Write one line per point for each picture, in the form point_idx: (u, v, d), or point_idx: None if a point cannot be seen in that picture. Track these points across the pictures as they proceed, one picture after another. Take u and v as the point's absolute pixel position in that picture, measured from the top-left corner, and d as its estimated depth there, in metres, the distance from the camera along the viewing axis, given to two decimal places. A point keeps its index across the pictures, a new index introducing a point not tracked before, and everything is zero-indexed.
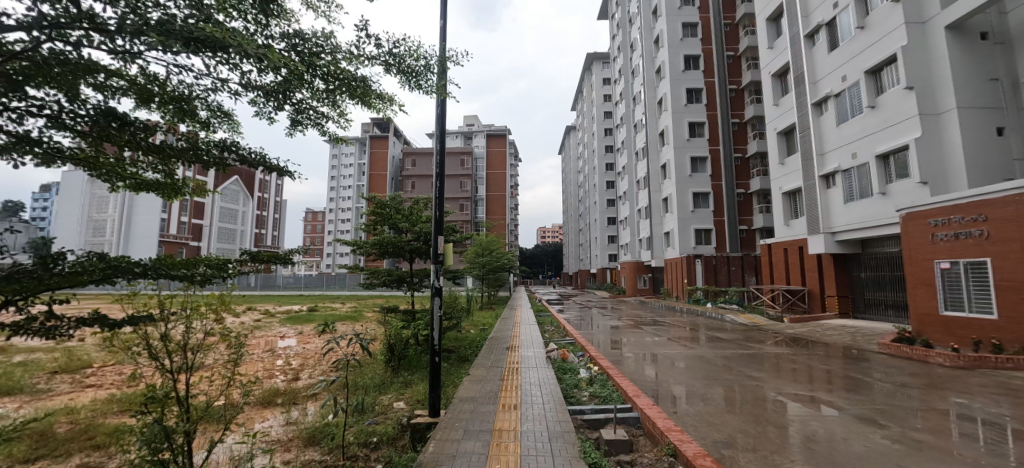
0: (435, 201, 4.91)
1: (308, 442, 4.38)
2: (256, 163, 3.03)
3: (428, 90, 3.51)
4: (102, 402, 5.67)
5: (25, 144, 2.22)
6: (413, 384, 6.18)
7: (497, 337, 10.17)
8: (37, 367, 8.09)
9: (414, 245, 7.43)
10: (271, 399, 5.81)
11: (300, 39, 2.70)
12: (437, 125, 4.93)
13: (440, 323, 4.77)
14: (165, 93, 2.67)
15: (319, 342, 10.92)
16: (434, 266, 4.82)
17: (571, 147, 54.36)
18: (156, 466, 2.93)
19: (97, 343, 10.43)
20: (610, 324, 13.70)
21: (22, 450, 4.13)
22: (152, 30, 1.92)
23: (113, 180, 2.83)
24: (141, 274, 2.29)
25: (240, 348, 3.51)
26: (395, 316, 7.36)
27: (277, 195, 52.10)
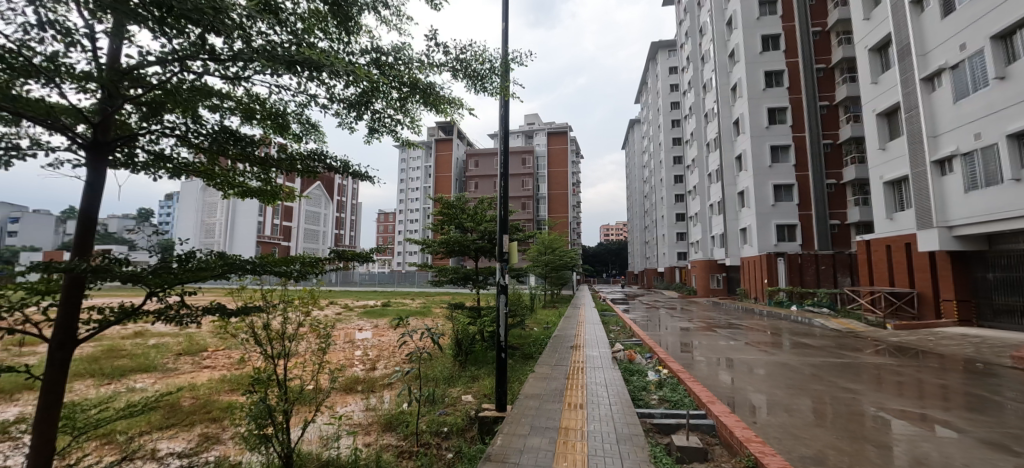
0: (500, 200, 5.02)
1: (386, 427, 4.71)
2: (341, 171, 3.34)
3: (493, 92, 3.62)
4: (217, 382, 6.53)
5: (160, 160, 2.66)
6: (480, 379, 6.38)
7: (560, 335, 10.15)
8: (166, 349, 9.51)
9: (480, 244, 7.61)
10: (352, 386, 6.31)
11: (379, 53, 2.93)
12: (500, 126, 5.04)
13: (506, 321, 4.85)
14: (265, 110, 3.03)
15: (392, 335, 11.60)
16: (500, 265, 4.95)
17: (636, 141, 52.39)
18: (263, 439, 3.35)
19: (210, 330, 12.00)
20: (680, 325, 13.10)
21: (158, 419, 4.92)
22: (261, 57, 2.20)
23: (225, 188, 3.25)
24: (251, 271, 2.61)
25: (328, 338, 3.90)
26: (462, 312, 7.63)
27: (353, 197, 55.96)
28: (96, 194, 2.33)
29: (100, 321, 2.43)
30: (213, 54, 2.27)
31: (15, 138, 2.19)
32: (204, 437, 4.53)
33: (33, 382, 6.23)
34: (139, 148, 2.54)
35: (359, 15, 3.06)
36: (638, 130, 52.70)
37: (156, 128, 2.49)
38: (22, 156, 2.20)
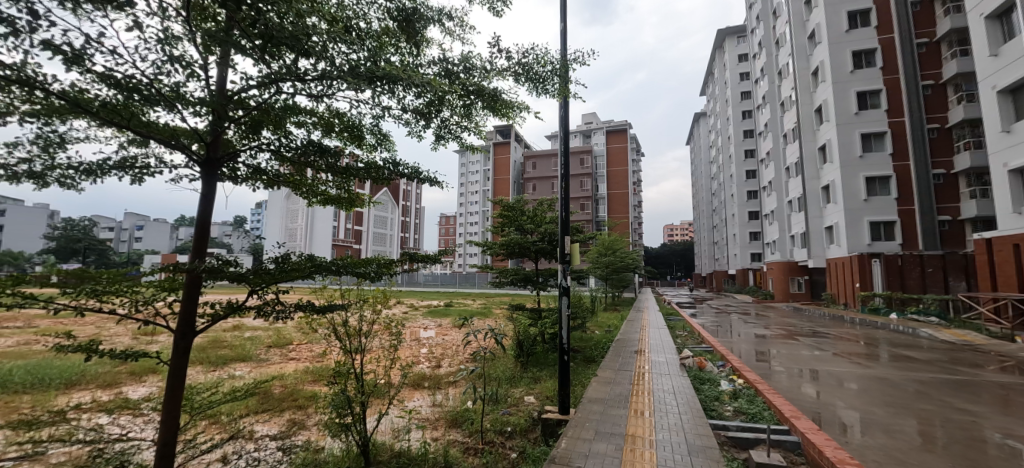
0: (561, 201, 5.00)
1: (452, 424, 4.87)
2: (411, 177, 3.52)
3: (553, 94, 3.62)
4: (301, 373, 7.16)
5: (257, 173, 2.99)
6: (542, 381, 6.37)
7: (623, 339, 9.87)
8: (259, 341, 10.57)
9: (539, 246, 7.60)
10: (420, 381, 6.61)
11: (446, 63, 3.05)
12: (560, 127, 5.03)
13: (568, 323, 4.81)
14: (343, 123, 3.28)
15: (455, 335, 11.98)
16: (561, 266, 4.91)
17: (702, 136, 49.60)
18: (343, 428, 3.61)
19: (294, 326, 13.15)
20: (755, 332, 12.19)
21: (254, 404, 5.50)
22: (345, 75, 2.39)
23: (309, 197, 3.57)
24: (336, 271, 2.84)
25: (398, 335, 4.14)
26: (522, 313, 7.67)
27: (417, 201, 58.59)
28: (209, 205, 2.67)
29: (212, 316, 2.77)
30: (303, 75, 2.50)
31: (146, 158, 2.58)
32: (292, 423, 4.99)
33: (157, 367, 7.23)
34: (241, 163, 2.86)
35: (424, 28, 3.22)
36: (704, 123, 49.87)
37: (255, 144, 2.80)
38: (152, 173, 2.58)
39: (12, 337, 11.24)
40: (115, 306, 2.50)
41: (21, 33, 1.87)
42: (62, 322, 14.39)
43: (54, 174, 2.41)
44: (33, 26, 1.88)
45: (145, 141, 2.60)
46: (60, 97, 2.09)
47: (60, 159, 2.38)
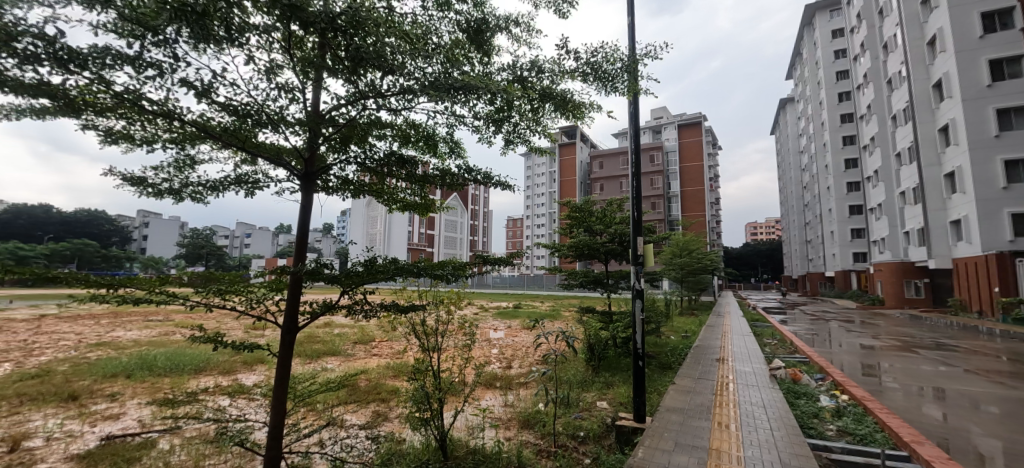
0: (632, 201, 4.83)
1: (524, 424, 4.92)
2: (482, 182, 3.61)
3: (622, 91, 3.51)
4: (384, 368, 7.69)
5: (346, 183, 3.26)
6: (615, 386, 6.19)
7: (702, 345, 9.29)
8: (347, 338, 11.54)
9: (609, 247, 7.38)
10: (492, 381, 6.77)
11: (517, 68, 3.10)
12: (630, 123, 4.87)
13: (642, 327, 4.63)
14: (419, 133, 3.46)
15: (524, 336, 12.09)
16: (634, 268, 4.75)
17: (790, 124, 45.15)
18: (423, 422, 3.80)
19: (375, 324, 14.15)
20: (861, 342, 10.80)
21: (344, 395, 6.00)
22: (425, 89, 2.52)
23: (390, 204, 3.81)
24: (416, 273, 3.01)
25: (472, 336, 4.28)
26: (593, 317, 7.51)
27: (485, 205, 60.13)
28: (307, 215, 2.97)
29: (310, 313, 3.07)
30: (385, 92, 2.69)
31: (256, 174, 2.93)
32: (376, 414, 5.38)
33: (265, 358, 8.18)
34: (333, 175, 3.14)
35: (492, 37, 3.31)
36: (791, 110, 45.33)
37: (344, 157, 3.05)
38: (260, 186, 2.94)
39: (156, 328, 13.39)
40: (235, 303, 2.88)
41: (164, 73, 2.22)
42: (190, 317, 16.82)
43: (188, 190, 2.84)
44: (174, 67, 2.23)
45: (255, 159, 2.96)
46: (193, 125, 2.46)
47: (192, 177, 2.80)
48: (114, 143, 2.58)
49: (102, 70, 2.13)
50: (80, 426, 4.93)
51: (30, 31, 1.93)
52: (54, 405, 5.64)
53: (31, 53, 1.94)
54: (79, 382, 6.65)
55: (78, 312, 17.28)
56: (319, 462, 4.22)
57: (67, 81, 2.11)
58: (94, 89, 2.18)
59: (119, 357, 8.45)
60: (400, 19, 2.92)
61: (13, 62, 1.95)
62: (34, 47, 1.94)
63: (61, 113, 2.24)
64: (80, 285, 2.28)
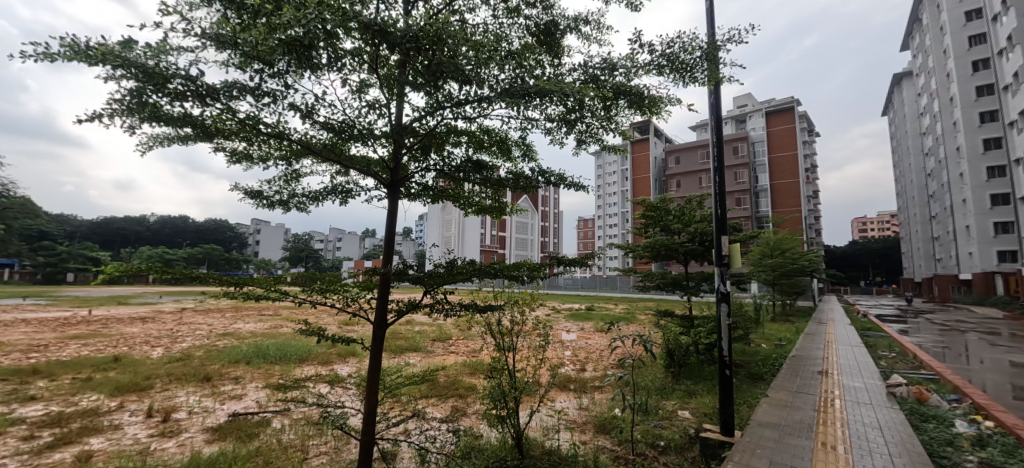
0: (715, 198, 4.52)
1: (600, 429, 4.83)
2: (555, 184, 3.61)
3: (703, 82, 3.21)
4: (460, 365, 8.00)
5: (426, 190, 3.46)
6: (699, 396, 5.81)
7: (800, 355, 8.40)
8: (426, 335, 12.22)
9: (689, 247, 6.92)
10: (566, 383, 6.74)
11: (590, 68, 3.03)
12: (711, 114, 4.57)
13: (728, 333, 4.30)
14: (493, 139, 3.57)
15: (598, 339, 11.85)
16: (718, 270, 4.44)
17: (908, 102, 39.11)
18: (501, 420, 3.90)
19: (451, 323, 14.81)
20: (1011, 359, 9.01)
21: (425, 389, 6.37)
22: (501, 96, 2.56)
23: (466, 208, 3.97)
24: (493, 274, 3.09)
25: (546, 336, 4.29)
26: (672, 321, 7.13)
27: (555, 206, 60.00)
28: (393, 220, 3.20)
29: (397, 311, 3.28)
30: (462, 101, 2.80)
31: (349, 184, 3.23)
32: (456, 408, 5.63)
33: (356, 351, 8.93)
34: (415, 183, 3.35)
35: (561, 38, 3.29)
36: (909, 87, 39.25)
37: (424, 165, 3.24)
38: (352, 195, 3.23)
39: (268, 321, 15.31)
40: (333, 301, 3.17)
41: (276, 100, 2.54)
42: (295, 312, 18.99)
43: (295, 201, 3.22)
44: (285, 94, 2.54)
45: (347, 170, 3.26)
46: (298, 144, 2.78)
47: (297, 190, 3.17)
48: (238, 163, 3.01)
49: (230, 101, 2.50)
50: (213, 403, 5.79)
51: (179, 74, 2.31)
52: (194, 384, 6.70)
53: (180, 92, 2.32)
54: (210, 366, 7.81)
55: (210, 306, 20.40)
56: (406, 451, 4.50)
57: (205, 112, 2.50)
58: (224, 118, 2.56)
59: (240, 345, 9.78)
60: (473, 30, 3.03)
61: (169, 100, 2.36)
62: (182, 86, 2.33)
63: (200, 139, 2.66)
64: (215, 284, 2.68)
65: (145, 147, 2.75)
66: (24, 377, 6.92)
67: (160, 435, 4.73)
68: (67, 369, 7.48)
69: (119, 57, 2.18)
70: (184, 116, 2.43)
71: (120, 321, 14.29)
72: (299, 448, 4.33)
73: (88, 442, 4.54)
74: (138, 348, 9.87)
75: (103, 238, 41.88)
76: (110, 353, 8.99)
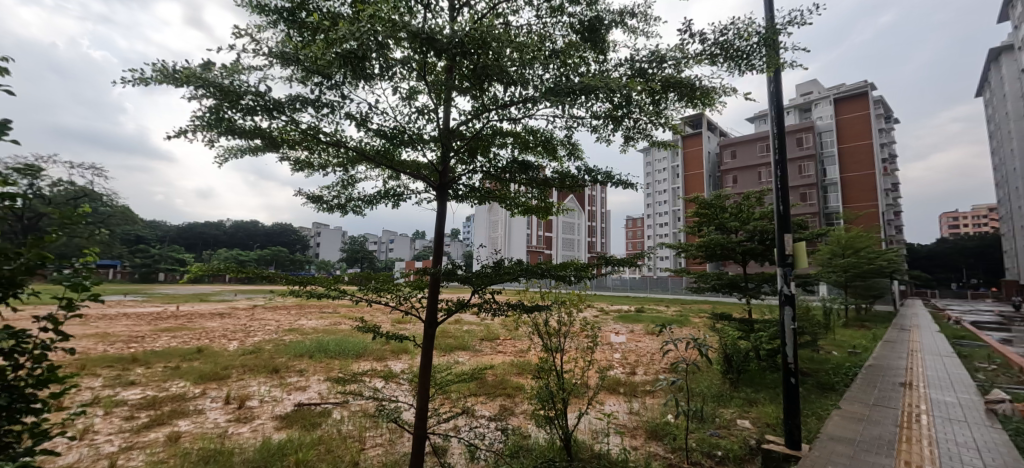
0: (777, 193, 4.24)
1: (652, 435, 4.69)
2: (602, 182, 3.54)
3: (761, 69, 2.99)
4: (509, 365, 8.07)
5: (474, 192, 3.53)
6: (760, 405, 5.48)
7: (878, 364, 7.67)
8: (475, 334, 12.42)
9: (747, 246, 6.53)
10: (616, 386, 6.60)
11: (636, 62, 2.93)
12: (771, 104, 4.30)
13: (794, 338, 4.03)
14: (537, 139, 3.57)
15: (649, 342, 11.49)
16: (781, 270, 4.16)
17: (1010, 81, 34.48)
18: (549, 420, 3.90)
19: (499, 322, 14.96)
20: None
21: (474, 387, 6.49)
22: (546, 95, 2.55)
23: (513, 208, 4.01)
24: (539, 274, 3.10)
25: (594, 338, 4.23)
26: (729, 324, 6.76)
27: (603, 205, 58.86)
28: (442, 221, 3.30)
29: (446, 310, 3.37)
30: (505, 103, 2.82)
31: (400, 188, 3.37)
32: (504, 407, 5.70)
33: (408, 348, 9.25)
34: (463, 185, 3.43)
35: (606, 33, 3.23)
36: (1011, 63, 34.65)
37: (471, 167, 3.30)
38: (403, 198, 3.37)
39: (328, 318, 16.25)
40: (387, 299, 3.32)
41: (334, 110, 2.70)
42: (353, 309, 20.02)
43: (351, 205, 3.40)
44: (341, 104, 2.70)
45: (399, 174, 3.41)
46: (354, 151, 2.94)
47: (354, 194, 3.35)
48: (301, 171, 3.24)
49: (293, 113, 2.69)
50: (281, 393, 6.25)
51: (250, 91, 2.53)
52: (264, 375, 7.26)
53: (251, 107, 2.53)
54: (278, 359, 8.42)
55: (277, 304, 21.98)
56: (456, 447, 4.62)
57: (272, 125, 2.71)
58: (288, 129, 2.76)
59: (304, 340, 10.46)
60: (517, 31, 3.05)
61: (242, 115, 2.58)
62: (253, 102, 2.54)
63: (268, 149, 2.90)
64: (282, 283, 2.89)
65: (223, 159, 3.03)
66: (126, 364, 7.82)
67: (236, 421, 5.17)
68: (159, 358, 8.37)
69: (200, 78, 2.42)
70: (254, 129, 2.65)
71: (203, 317, 15.76)
72: (357, 438, 4.57)
73: (177, 424, 5.05)
74: (217, 341, 10.85)
75: (187, 242, 46.40)
76: (194, 345, 9.94)
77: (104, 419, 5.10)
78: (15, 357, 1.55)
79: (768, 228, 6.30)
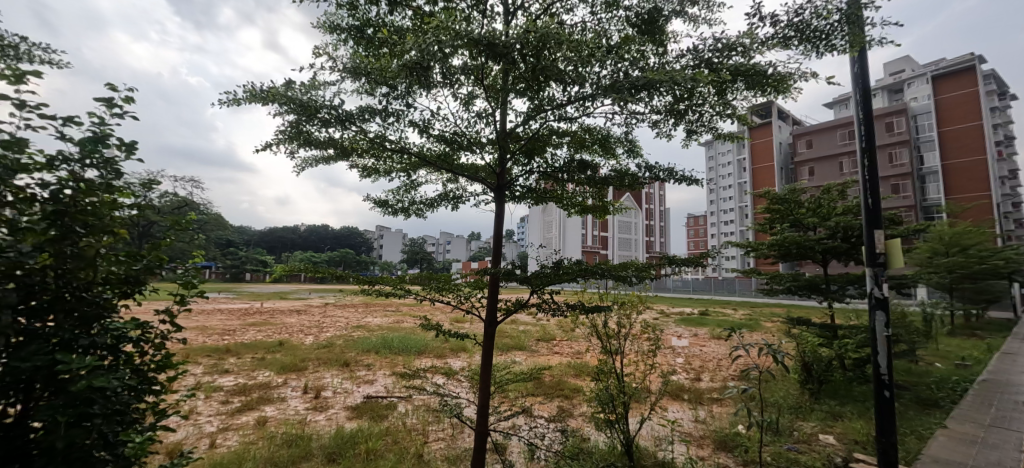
0: (865, 184, 3.83)
1: (721, 446, 4.44)
2: (664, 180, 3.39)
3: (843, 51, 2.72)
4: (565, 366, 8.01)
5: (530, 193, 3.54)
6: (846, 419, 4.97)
7: (993, 379, 6.67)
8: (531, 334, 12.48)
9: (828, 244, 5.95)
10: (679, 392, 6.32)
11: (700, 51, 2.77)
12: (854, 86, 3.91)
13: (887, 346, 3.62)
14: (594, 137, 3.51)
15: (715, 347, 10.86)
16: (871, 271, 3.75)
17: None
18: (609, 424, 3.82)
19: (555, 323, 14.90)
20: None
21: (531, 387, 6.51)
22: (606, 93, 2.50)
23: (569, 208, 3.97)
24: (599, 274, 3.04)
25: (656, 341, 4.06)
26: (808, 330, 6.22)
27: (661, 203, 56.59)
28: (500, 222, 3.35)
29: (505, 310, 3.40)
30: (563, 102, 2.80)
31: (460, 191, 3.47)
32: (562, 409, 5.66)
33: (466, 347, 9.49)
34: (519, 186, 3.45)
35: (666, 24, 3.11)
36: None
37: (527, 168, 3.31)
38: (462, 200, 3.46)
39: (391, 316, 17.09)
40: (449, 298, 3.41)
41: (399, 119, 2.84)
42: (414, 308, 20.91)
43: (414, 207, 3.55)
44: (406, 112, 2.83)
45: (457, 177, 3.51)
46: (416, 156, 3.06)
47: (415, 198, 3.50)
48: (369, 177, 3.44)
49: (363, 123, 2.87)
50: (352, 386, 6.68)
51: (325, 105, 2.73)
52: (336, 368, 7.79)
53: (326, 119, 2.73)
54: (347, 354, 8.99)
55: (346, 302, 23.50)
56: (515, 445, 4.68)
57: (344, 135, 2.91)
58: (358, 138, 2.94)
59: (370, 337, 11.08)
60: (572, 29, 3.03)
61: (318, 128, 2.80)
62: (328, 115, 2.74)
63: (340, 159, 3.11)
64: (353, 283, 3.09)
65: (300, 169, 3.31)
66: (221, 354, 8.75)
67: (313, 409, 5.61)
68: (248, 349, 9.27)
69: (283, 95, 2.65)
70: (329, 139, 2.85)
71: (282, 313, 17.25)
72: (421, 432, 4.76)
73: (264, 409, 5.57)
74: (295, 335, 11.82)
75: (268, 245, 51.01)
76: (276, 339, 10.90)
77: (206, 402, 5.75)
78: (141, 345, 1.78)
79: (853, 223, 5.69)
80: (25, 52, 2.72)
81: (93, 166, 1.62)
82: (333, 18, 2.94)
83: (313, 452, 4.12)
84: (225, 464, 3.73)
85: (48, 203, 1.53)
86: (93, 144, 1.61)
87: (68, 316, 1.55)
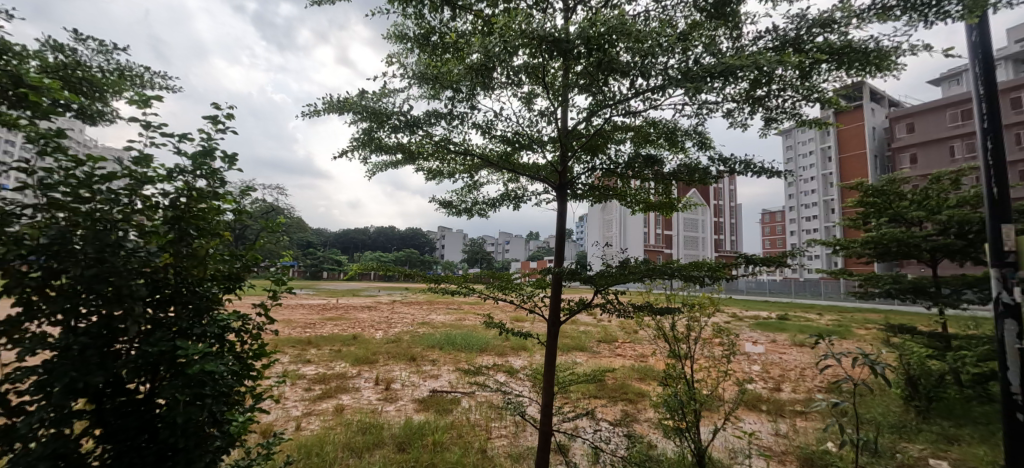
0: (987, 170, 3.29)
1: (806, 463, 4.06)
2: (739, 172, 3.15)
3: (959, 17, 2.34)
4: (628, 369, 7.78)
5: (595, 191, 3.47)
6: (964, 444, 4.30)
7: None
8: (591, 335, 12.29)
9: (938, 241, 5.16)
10: (756, 402, 5.88)
11: (783, 31, 2.53)
12: (971, 57, 3.38)
13: (1020, 360, 3.07)
14: (659, 131, 3.35)
15: (797, 355, 9.95)
16: (996, 270, 3.20)
17: None
18: (678, 433, 3.62)
19: (616, 325, 14.53)
20: None
21: (593, 388, 6.40)
22: (678, 83, 2.36)
23: (633, 205, 3.83)
24: (669, 273, 2.89)
25: (730, 346, 3.75)
26: (913, 338, 5.48)
27: (732, 199, 52.93)
28: (563, 221, 3.30)
29: (569, 310, 3.34)
30: (627, 95, 2.70)
31: (521, 190, 3.48)
32: (626, 413, 5.51)
33: (526, 346, 9.55)
34: (580, 183, 3.38)
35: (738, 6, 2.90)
36: None
37: (590, 165, 3.24)
38: (523, 200, 3.47)
39: (453, 314, 17.67)
40: (512, 297, 3.43)
41: (463, 121, 2.92)
42: (475, 307, 21.41)
43: (476, 207, 3.62)
44: (470, 114, 2.90)
45: (518, 177, 3.53)
46: (479, 157, 3.12)
47: (477, 198, 3.57)
48: (433, 179, 3.57)
49: (428, 127, 2.97)
50: (419, 379, 6.99)
51: (395, 111, 2.86)
52: (403, 362, 8.20)
53: (395, 125, 2.86)
54: (414, 349, 9.42)
55: (411, 299, 24.69)
56: (578, 448, 4.61)
57: (411, 139, 3.03)
58: (424, 142, 3.06)
59: (435, 333, 11.53)
60: (636, 20, 2.92)
61: (388, 133, 2.94)
62: (398, 121, 2.87)
63: (407, 162, 3.27)
64: (420, 280, 3.22)
65: (372, 173, 3.52)
66: (303, 345, 9.58)
67: (384, 400, 5.93)
68: (326, 342, 10.04)
69: (358, 105, 2.84)
70: (397, 144, 3.00)
71: (355, 309, 18.47)
72: (484, 428, 4.85)
73: (341, 398, 6.00)
74: (366, 330, 12.62)
75: (342, 245, 55.02)
76: (350, 333, 11.73)
77: (291, 388, 6.31)
78: (241, 335, 1.97)
79: (970, 216, 4.90)
80: (148, 80, 3.17)
81: (203, 177, 1.83)
82: (401, 28, 3.09)
83: (384, 441, 4.35)
84: (308, 446, 4.05)
85: (168, 210, 1.75)
86: (202, 158, 1.82)
87: (184, 308, 1.77)
